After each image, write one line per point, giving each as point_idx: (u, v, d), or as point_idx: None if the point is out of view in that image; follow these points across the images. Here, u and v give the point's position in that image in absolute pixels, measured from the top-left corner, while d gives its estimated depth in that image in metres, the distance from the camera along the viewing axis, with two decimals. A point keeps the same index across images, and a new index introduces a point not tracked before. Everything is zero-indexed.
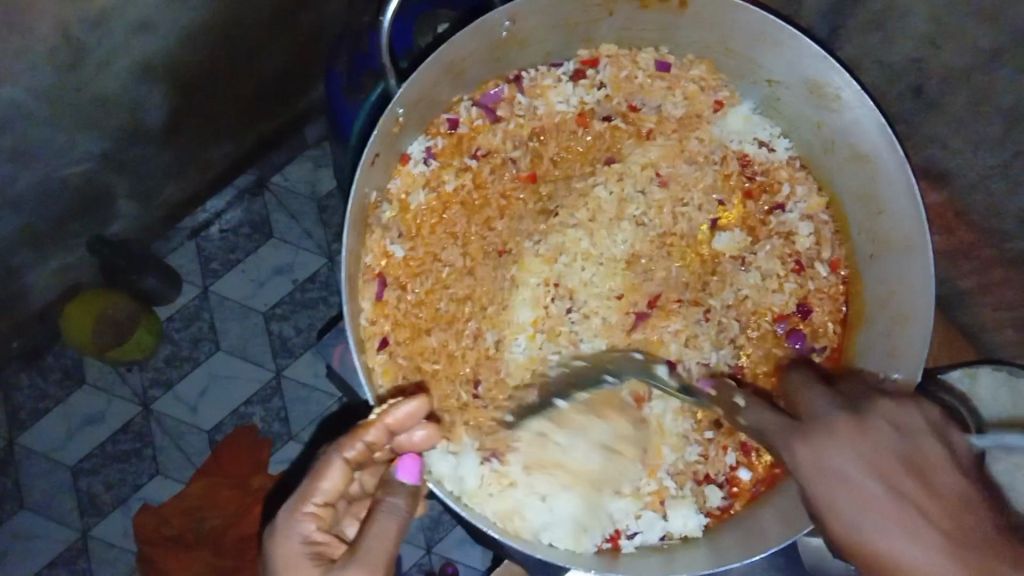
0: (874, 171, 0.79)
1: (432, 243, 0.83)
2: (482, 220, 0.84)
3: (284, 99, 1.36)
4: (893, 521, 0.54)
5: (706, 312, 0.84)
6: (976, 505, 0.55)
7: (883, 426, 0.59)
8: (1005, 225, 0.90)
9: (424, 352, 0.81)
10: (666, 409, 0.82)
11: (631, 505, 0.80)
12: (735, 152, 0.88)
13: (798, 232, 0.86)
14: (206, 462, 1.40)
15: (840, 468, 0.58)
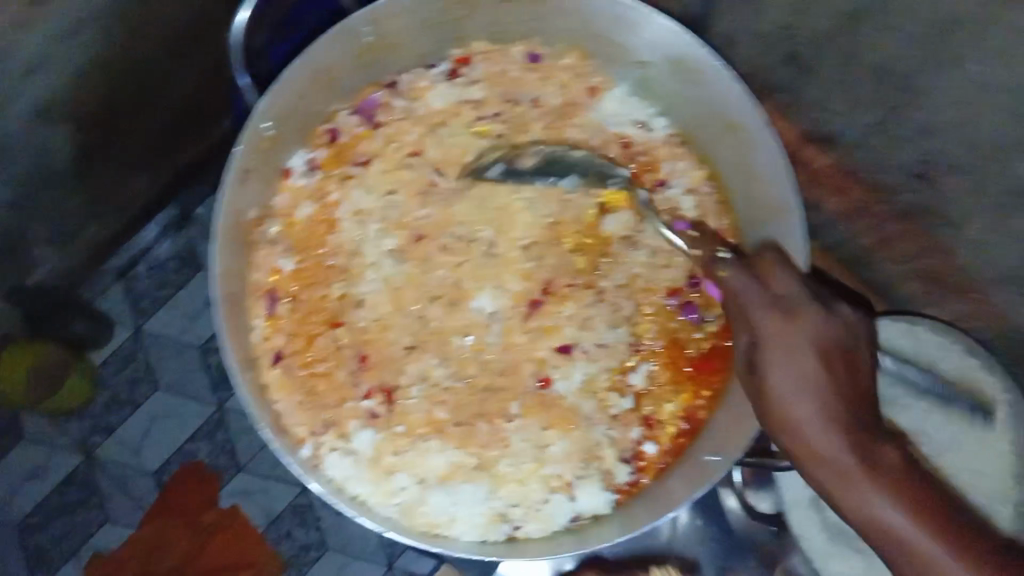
0: (744, 138, 0.81)
1: (321, 252, 0.83)
2: (367, 226, 0.84)
3: (200, 121, 1.28)
4: (794, 380, 0.67)
5: (598, 293, 0.86)
6: (870, 405, 0.68)
7: (836, 321, 0.70)
8: (890, 180, 0.92)
9: (319, 362, 0.81)
10: (568, 389, 0.82)
11: (536, 489, 0.79)
12: (616, 136, 0.88)
13: (682, 206, 0.88)
14: (155, 502, 1.30)
15: (775, 357, 0.69)
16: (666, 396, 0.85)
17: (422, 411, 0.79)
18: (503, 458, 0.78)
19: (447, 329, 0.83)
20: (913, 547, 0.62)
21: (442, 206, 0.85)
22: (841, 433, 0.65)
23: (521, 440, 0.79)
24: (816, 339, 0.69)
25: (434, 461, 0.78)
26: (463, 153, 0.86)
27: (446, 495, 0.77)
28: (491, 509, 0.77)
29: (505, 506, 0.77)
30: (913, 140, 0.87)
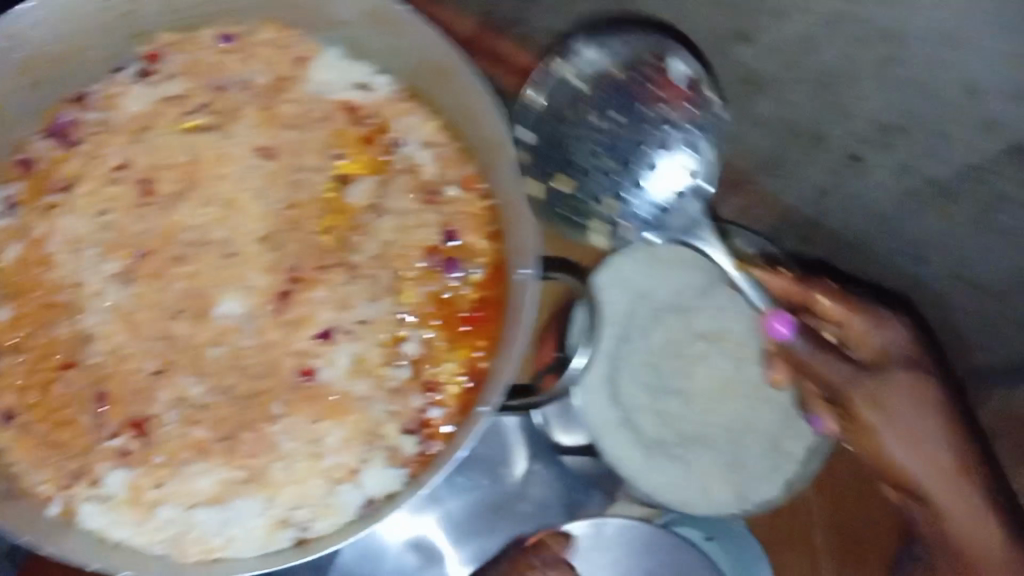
0: (458, 80, 0.79)
1: (37, 294, 0.78)
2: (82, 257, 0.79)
3: None
4: (930, 432, 0.88)
5: (350, 269, 0.81)
6: (947, 455, 0.88)
7: (926, 393, 0.88)
8: None
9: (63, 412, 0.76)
10: (336, 376, 0.79)
11: (319, 486, 0.76)
12: (338, 103, 0.83)
13: (421, 161, 0.84)
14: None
15: (905, 418, 0.88)
16: (445, 357, 0.82)
17: (181, 433, 0.76)
18: (275, 464, 0.75)
19: (194, 344, 0.78)
20: (972, 535, 0.87)
21: (163, 214, 0.79)
22: (930, 463, 0.88)
23: (291, 441, 0.76)
24: (919, 399, 0.88)
25: (200, 483, 0.74)
26: (173, 154, 0.80)
27: (218, 516, 0.73)
28: (269, 517, 0.74)
29: (286, 511, 0.75)
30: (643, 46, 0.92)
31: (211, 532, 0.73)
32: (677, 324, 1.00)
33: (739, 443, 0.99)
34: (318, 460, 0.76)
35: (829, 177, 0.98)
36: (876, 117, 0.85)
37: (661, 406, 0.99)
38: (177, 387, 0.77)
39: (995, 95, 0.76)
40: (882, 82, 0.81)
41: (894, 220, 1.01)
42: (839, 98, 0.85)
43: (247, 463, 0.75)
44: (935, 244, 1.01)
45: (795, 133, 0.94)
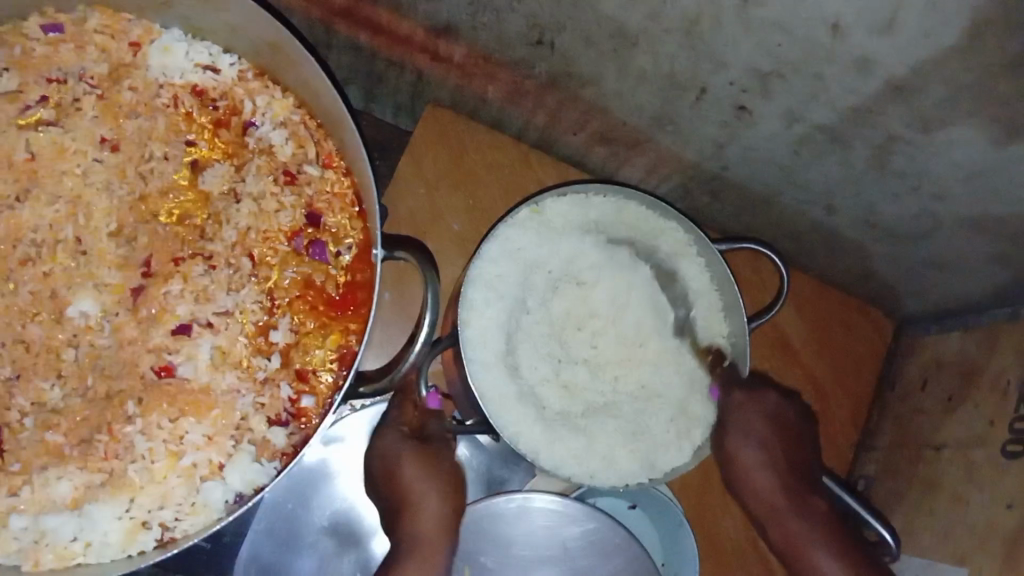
0: (294, 55, 0.77)
1: None
2: None
3: None
4: (750, 439, 0.97)
5: (208, 259, 0.78)
6: (774, 458, 0.97)
7: (766, 451, 0.96)
8: (520, 51, 0.95)
9: None
10: (196, 371, 0.75)
11: (180, 484, 0.73)
12: (184, 87, 0.81)
13: (275, 142, 0.81)
14: None
15: (743, 448, 0.97)
16: (314, 344, 0.79)
17: (39, 438, 0.72)
18: (133, 466, 0.72)
19: (47, 347, 0.75)
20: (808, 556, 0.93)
21: (6, 216, 0.77)
22: (788, 506, 0.95)
23: (149, 442, 0.73)
24: (758, 445, 0.96)
25: (53, 487, 0.71)
26: (11, 152, 0.77)
27: (73, 522, 0.71)
28: (128, 520, 0.72)
29: (147, 512, 0.72)
30: (513, 8, 0.88)
31: (66, 537, 0.71)
32: (576, 291, 0.94)
33: (649, 409, 0.94)
34: (180, 457, 0.73)
35: (721, 130, 0.94)
36: (751, 63, 0.81)
37: (564, 377, 0.93)
38: (29, 391, 0.74)
39: (860, 33, 0.72)
40: (747, 25, 0.76)
41: (794, 170, 0.97)
42: (709, 47, 0.82)
43: (104, 466, 0.72)
44: (838, 191, 0.97)
45: (678, 86, 0.90)
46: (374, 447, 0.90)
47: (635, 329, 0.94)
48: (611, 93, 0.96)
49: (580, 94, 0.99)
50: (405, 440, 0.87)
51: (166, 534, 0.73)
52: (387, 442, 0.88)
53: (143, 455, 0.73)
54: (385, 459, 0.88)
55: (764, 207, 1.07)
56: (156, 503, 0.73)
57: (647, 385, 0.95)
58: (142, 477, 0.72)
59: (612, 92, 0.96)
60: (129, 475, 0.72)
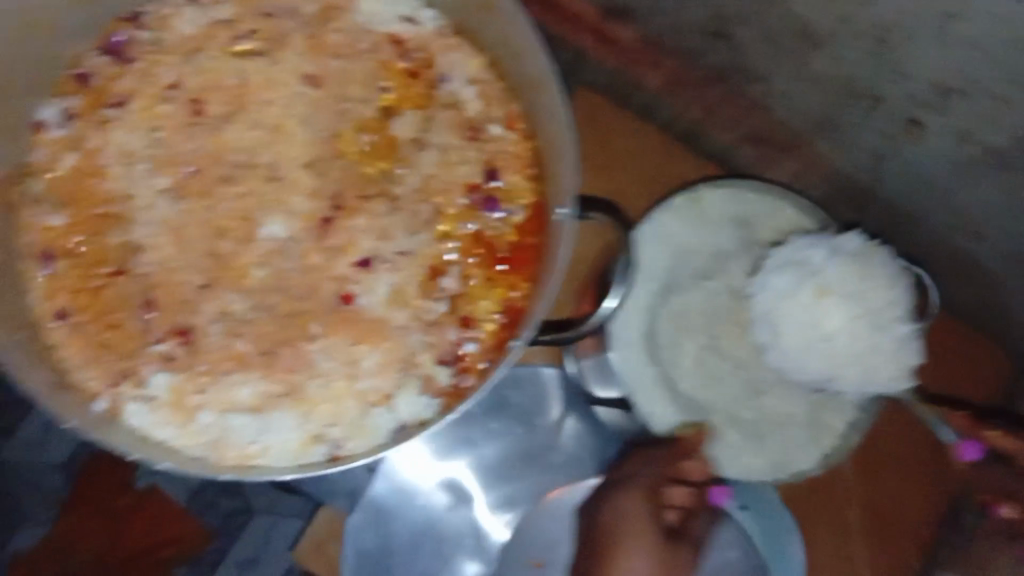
0: (501, 15, 0.78)
1: (101, 188, 0.79)
2: (128, 179, 0.79)
3: None
4: None
5: (393, 201, 0.82)
6: None
7: None
8: (694, 42, 0.98)
9: (109, 317, 0.77)
10: (373, 303, 0.80)
11: (353, 406, 0.77)
12: (384, 36, 0.84)
13: (464, 97, 0.84)
14: (85, 500, 1.43)
15: None
16: (480, 295, 0.83)
17: (224, 347, 0.77)
18: (314, 381, 0.76)
19: (235, 262, 0.79)
20: None
21: (211, 134, 0.81)
22: None
23: (331, 360, 0.77)
24: None
25: (235, 391, 0.75)
26: (222, 76, 0.81)
27: (253, 424, 0.74)
28: (305, 432, 0.75)
29: (321, 426, 0.76)
30: None
31: (246, 438, 0.74)
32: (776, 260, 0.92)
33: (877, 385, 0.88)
34: (356, 380, 0.77)
35: (883, 140, 0.95)
36: (936, 77, 0.82)
37: (705, 362, 0.96)
38: (218, 303, 0.78)
39: None
40: (944, 41, 0.77)
41: (950, 191, 0.97)
42: (898, 58, 0.82)
43: (287, 378, 0.77)
44: (992, 218, 0.97)
45: (852, 93, 0.91)
46: (618, 502, 0.91)
47: (897, 298, 0.87)
48: (778, 93, 0.98)
49: (747, 90, 1.01)
50: (656, 527, 0.89)
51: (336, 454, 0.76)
52: (631, 512, 0.90)
53: (320, 372, 0.77)
54: (624, 524, 0.89)
55: (911, 224, 1.07)
56: (327, 420, 0.76)
57: (890, 373, 0.87)
58: (319, 393, 0.76)
59: (779, 92, 0.98)
60: (311, 385, 0.76)
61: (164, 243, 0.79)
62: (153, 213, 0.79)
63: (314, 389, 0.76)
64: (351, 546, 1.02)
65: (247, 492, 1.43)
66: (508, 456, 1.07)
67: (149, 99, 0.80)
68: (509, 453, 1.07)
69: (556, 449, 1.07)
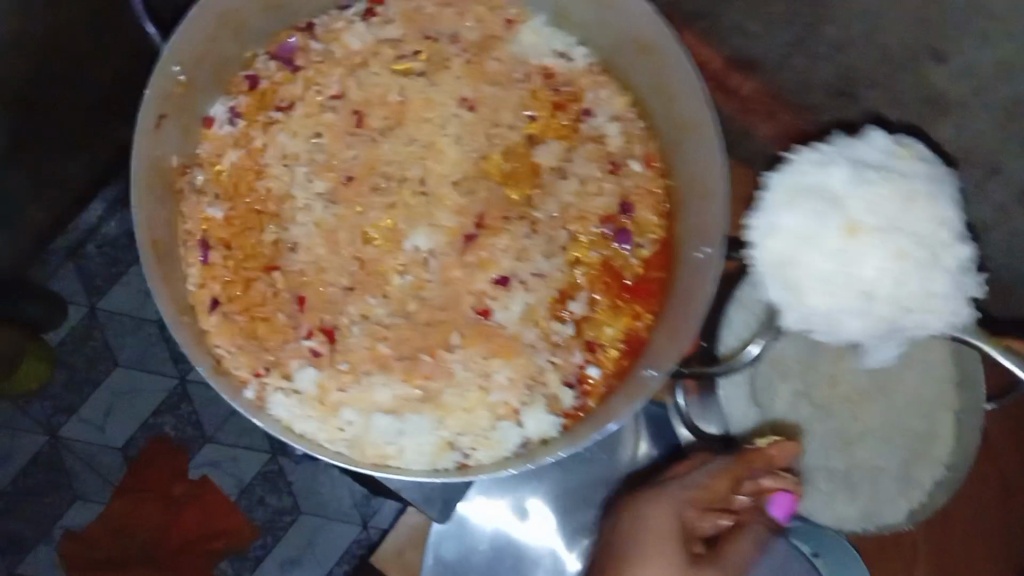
0: (661, 58, 0.81)
1: (262, 185, 0.84)
2: (288, 179, 0.84)
3: (119, 62, 1.33)
4: None
5: (532, 224, 0.85)
6: None
7: None
8: (815, 98, 1.01)
9: (258, 309, 0.80)
10: (509, 320, 0.83)
11: (484, 417, 0.81)
12: (537, 67, 0.88)
13: (607, 131, 0.88)
14: (126, 479, 1.52)
15: None
16: (606, 321, 0.85)
17: (367, 347, 0.81)
18: (450, 389, 0.80)
19: (381, 268, 0.83)
20: None
21: (369, 146, 0.85)
22: None
23: (465, 370, 0.81)
24: None
25: (376, 391, 0.79)
26: (385, 92, 0.86)
27: (392, 424, 0.78)
28: (439, 438, 0.79)
29: (453, 434, 0.80)
30: (830, 56, 0.93)
31: (384, 438, 0.78)
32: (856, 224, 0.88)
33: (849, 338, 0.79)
34: (487, 392, 0.81)
35: (992, 214, 0.96)
36: None
37: (804, 408, 0.99)
38: (363, 306, 0.82)
39: None
40: None
41: None
42: None
43: (423, 384, 0.80)
44: None
45: (969, 160, 0.94)
46: (647, 512, 0.86)
47: (940, 214, 0.75)
48: None
49: None
50: (677, 547, 0.83)
51: (465, 462, 0.79)
52: (659, 526, 0.84)
53: (456, 380, 0.81)
54: (653, 541, 0.84)
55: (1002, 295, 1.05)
56: (458, 428, 0.80)
57: (942, 309, 0.75)
58: (454, 398, 0.80)
59: None
60: (447, 392, 0.80)
61: (316, 242, 0.83)
62: (309, 214, 0.83)
63: (449, 395, 0.80)
64: (431, 551, 1.04)
65: (298, 489, 1.53)
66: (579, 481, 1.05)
67: (314, 106, 0.85)
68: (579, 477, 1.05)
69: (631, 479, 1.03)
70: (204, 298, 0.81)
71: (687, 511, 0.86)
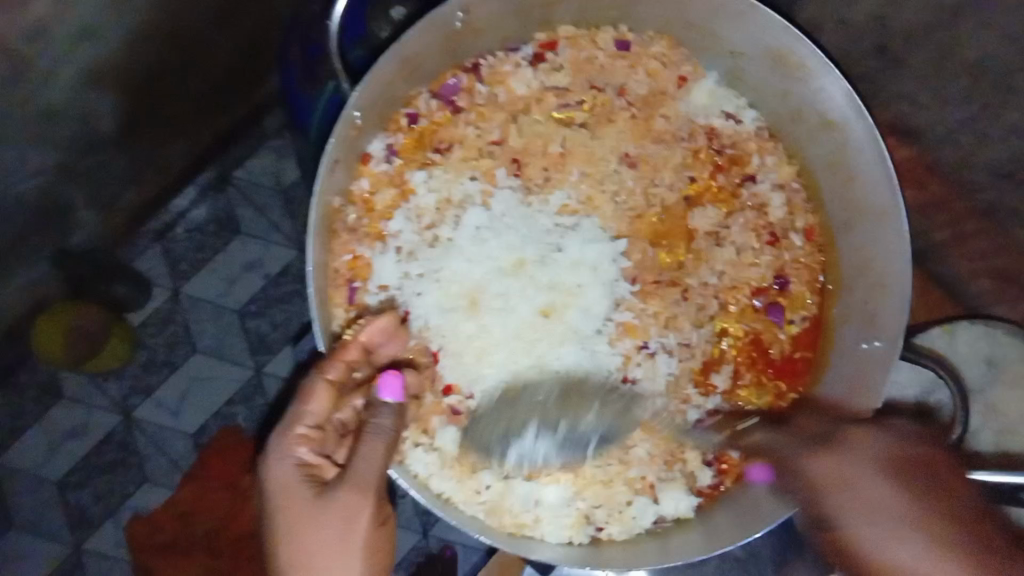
0: (845, 136, 0.78)
1: (411, 226, 0.81)
2: (439, 227, 0.82)
3: (249, 70, 1.31)
4: (869, 504, 0.69)
5: (684, 292, 0.82)
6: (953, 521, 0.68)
7: (912, 548, 0.67)
8: (976, 175, 0.92)
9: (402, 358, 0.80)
10: (653, 389, 0.81)
11: (621, 492, 0.80)
12: (702, 127, 0.84)
13: (770, 198, 0.84)
14: (193, 466, 1.40)
15: (861, 494, 0.69)
16: (750, 399, 0.82)
17: (505, 407, 0.80)
18: (589, 460, 0.80)
19: (528, 322, 0.82)
20: None
21: (528, 195, 0.82)
22: (931, 553, 0.67)
23: (606, 443, 0.81)
24: (859, 481, 0.69)
25: (518, 452, 0.79)
26: (548, 142, 0.83)
27: (530, 490, 0.79)
28: (576, 510, 0.79)
29: (590, 507, 0.80)
30: (1005, 139, 0.87)
31: (522, 505, 0.79)
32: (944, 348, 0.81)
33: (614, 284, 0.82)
34: (625, 464, 0.80)
35: None
36: None
37: None
38: (509, 361, 0.81)
39: None
40: None
41: None
42: None
43: (562, 452, 0.80)
44: None
45: None
46: (272, 459, 0.73)
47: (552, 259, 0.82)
48: None
49: None
50: (295, 471, 0.72)
51: (598, 534, 0.80)
52: (288, 470, 0.73)
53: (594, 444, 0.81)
54: (286, 495, 0.72)
55: None
56: (596, 499, 0.80)
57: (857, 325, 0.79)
58: (593, 463, 0.80)
59: None
60: (588, 461, 0.80)
61: (463, 288, 0.81)
62: (461, 263, 0.81)
63: (587, 463, 0.80)
64: None
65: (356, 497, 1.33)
66: None
67: (471, 148, 0.82)
68: None
69: None
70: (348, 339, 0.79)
71: (304, 449, 0.73)
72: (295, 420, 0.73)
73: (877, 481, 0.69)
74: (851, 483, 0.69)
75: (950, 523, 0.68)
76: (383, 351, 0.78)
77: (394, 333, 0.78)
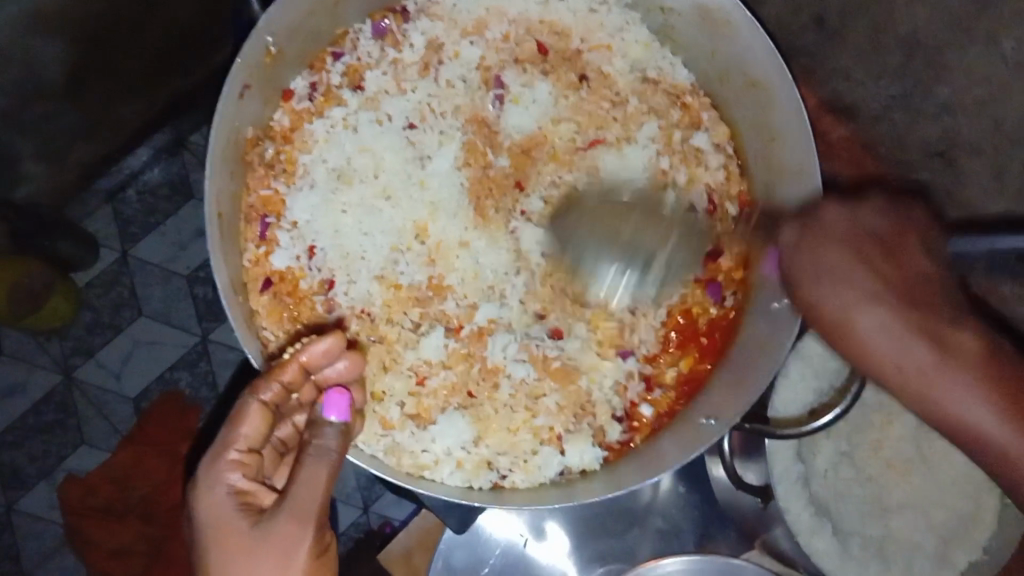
0: (765, 93, 0.77)
1: (324, 161, 0.81)
2: (348, 167, 0.81)
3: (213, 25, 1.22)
4: (848, 282, 0.65)
5: None
6: (934, 290, 0.66)
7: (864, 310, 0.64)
8: (909, 155, 0.86)
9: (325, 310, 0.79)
10: (577, 345, 0.80)
11: (526, 441, 0.80)
12: (640, 85, 0.84)
13: (705, 159, 0.83)
14: (132, 430, 1.35)
15: (820, 245, 0.66)
16: (668, 360, 0.82)
17: (425, 356, 0.79)
18: (496, 406, 0.80)
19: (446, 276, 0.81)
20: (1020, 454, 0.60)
21: (465, 143, 0.82)
22: (895, 314, 0.64)
23: (513, 391, 0.80)
24: (850, 233, 0.66)
25: (430, 388, 0.80)
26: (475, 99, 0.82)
27: (429, 430, 0.79)
28: (476, 456, 0.79)
29: (492, 453, 0.79)
30: (936, 116, 0.81)
31: (419, 446, 0.78)
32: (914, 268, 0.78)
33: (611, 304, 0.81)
34: (536, 417, 0.80)
35: None
36: None
37: (846, 487, 0.92)
38: (424, 310, 0.80)
39: None
40: None
41: None
42: None
43: (471, 399, 0.80)
44: None
45: None
46: (196, 496, 0.66)
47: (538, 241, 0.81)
48: None
49: None
50: (226, 502, 0.65)
51: (501, 482, 0.79)
52: (218, 498, 0.65)
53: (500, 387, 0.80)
54: (218, 526, 0.64)
55: None
56: (501, 447, 0.80)
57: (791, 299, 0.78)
58: (498, 408, 0.80)
59: None
60: (501, 415, 0.80)
61: (380, 232, 0.81)
62: (380, 205, 0.81)
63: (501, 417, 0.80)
64: (441, 560, 0.98)
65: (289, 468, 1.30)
66: (595, 509, 1.01)
67: (395, 89, 0.82)
68: (595, 506, 1.01)
69: (653, 514, 1.00)
70: (260, 276, 0.79)
71: (238, 474, 0.66)
72: (226, 444, 0.66)
73: (909, 288, 0.65)
74: (842, 241, 0.66)
75: (914, 307, 0.64)
76: (330, 376, 0.70)
77: (344, 358, 0.70)
